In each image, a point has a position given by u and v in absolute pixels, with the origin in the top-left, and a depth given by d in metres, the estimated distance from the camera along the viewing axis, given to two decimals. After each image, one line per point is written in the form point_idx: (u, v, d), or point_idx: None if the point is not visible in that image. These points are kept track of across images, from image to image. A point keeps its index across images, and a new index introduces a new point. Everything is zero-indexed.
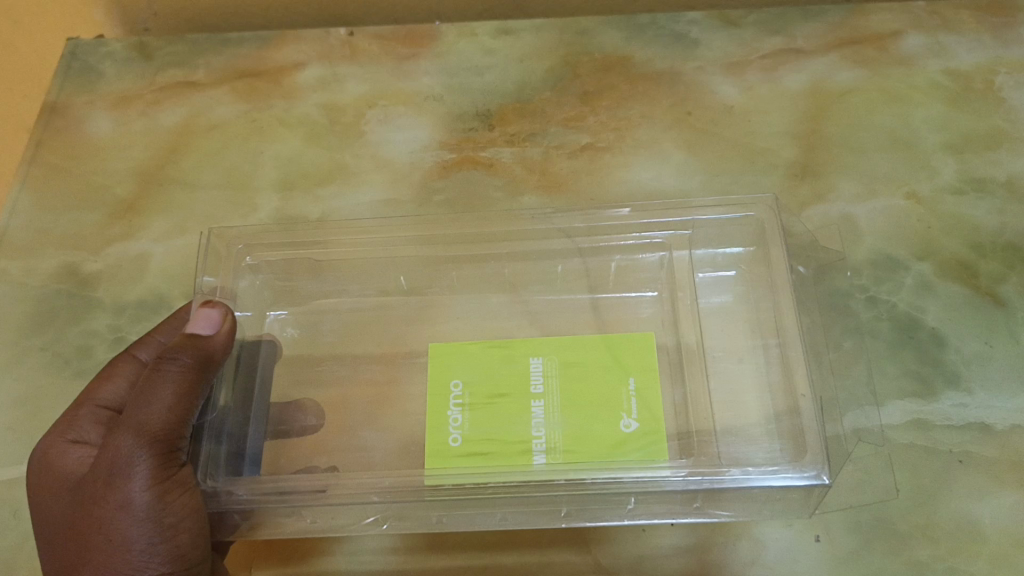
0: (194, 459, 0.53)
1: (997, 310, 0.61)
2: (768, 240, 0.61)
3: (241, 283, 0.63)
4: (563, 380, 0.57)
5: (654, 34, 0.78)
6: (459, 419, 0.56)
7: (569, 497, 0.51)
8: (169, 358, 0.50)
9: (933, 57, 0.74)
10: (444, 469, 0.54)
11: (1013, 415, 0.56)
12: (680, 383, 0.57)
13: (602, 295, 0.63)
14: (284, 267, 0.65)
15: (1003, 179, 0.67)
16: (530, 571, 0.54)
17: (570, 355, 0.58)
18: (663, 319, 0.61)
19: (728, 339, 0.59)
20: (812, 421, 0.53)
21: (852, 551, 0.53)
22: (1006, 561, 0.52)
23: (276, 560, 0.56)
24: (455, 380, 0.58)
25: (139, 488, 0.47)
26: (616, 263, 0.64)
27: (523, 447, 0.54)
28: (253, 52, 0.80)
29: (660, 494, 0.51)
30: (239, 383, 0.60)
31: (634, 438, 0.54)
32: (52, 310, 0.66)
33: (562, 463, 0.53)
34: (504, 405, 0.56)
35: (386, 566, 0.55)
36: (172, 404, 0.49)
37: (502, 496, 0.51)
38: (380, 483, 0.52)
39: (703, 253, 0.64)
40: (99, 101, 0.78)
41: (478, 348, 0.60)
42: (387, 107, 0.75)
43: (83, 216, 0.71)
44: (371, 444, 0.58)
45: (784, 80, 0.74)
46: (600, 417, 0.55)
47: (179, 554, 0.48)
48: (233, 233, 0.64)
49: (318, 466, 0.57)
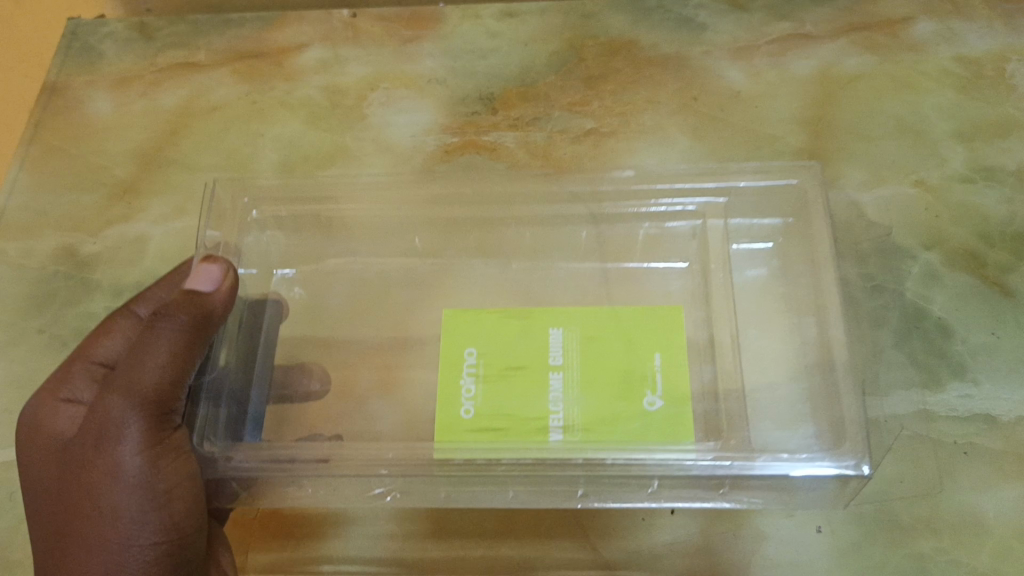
0: (189, 423, 0.52)
1: (1005, 299, 0.60)
2: (812, 212, 0.60)
3: (247, 238, 0.63)
4: (584, 353, 0.56)
5: (660, 18, 0.77)
6: (472, 392, 0.56)
7: (586, 478, 0.51)
8: (164, 316, 0.49)
9: (944, 43, 0.73)
10: (459, 445, 0.54)
11: (1019, 407, 0.56)
12: (709, 360, 0.57)
13: (621, 266, 0.63)
14: (294, 222, 0.65)
15: (1012, 168, 0.66)
16: (530, 563, 0.53)
17: (592, 329, 0.57)
18: (694, 292, 0.60)
19: (763, 318, 0.59)
20: (852, 413, 0.53)
21: (854, 543, 0.52)
22: (1009, 555, 0.51)
23: (275, 543, 0.55)
24: (470, 349, 0.58)
25: (130, 453, 0.47)
26: (644, 232, 0.64)
27: (540, 424, 0.54)
28: (253, 33, 0.79)
29: (686, 479, 0.51)
30: (239, 343, 0.59)
31: (658, 416, 0.54)
32: (50, 291, 0.66)
33: (579, 443, 0.53)
34: (521, 377, 0.56)
35: (385, 553, 0.54)
36: (165, 365, 0.48)
37: (514, 475, 0.51)
38: (386, 455, 0.53)
39: (738, 222, 0.63)
40: (99, 81, 0.77)
41: (493, 317, 0.59)
42: (389, 90, 0.74)
43: (83, 197, 0.70)
44: (377, 413, 0.57)
45: (792, 66, 0.73)
46: (625, 395, 0.54)
47: (173, 522, 0.48)
48: (237, 185, 0.63)
49: (321, 436, 0.57)
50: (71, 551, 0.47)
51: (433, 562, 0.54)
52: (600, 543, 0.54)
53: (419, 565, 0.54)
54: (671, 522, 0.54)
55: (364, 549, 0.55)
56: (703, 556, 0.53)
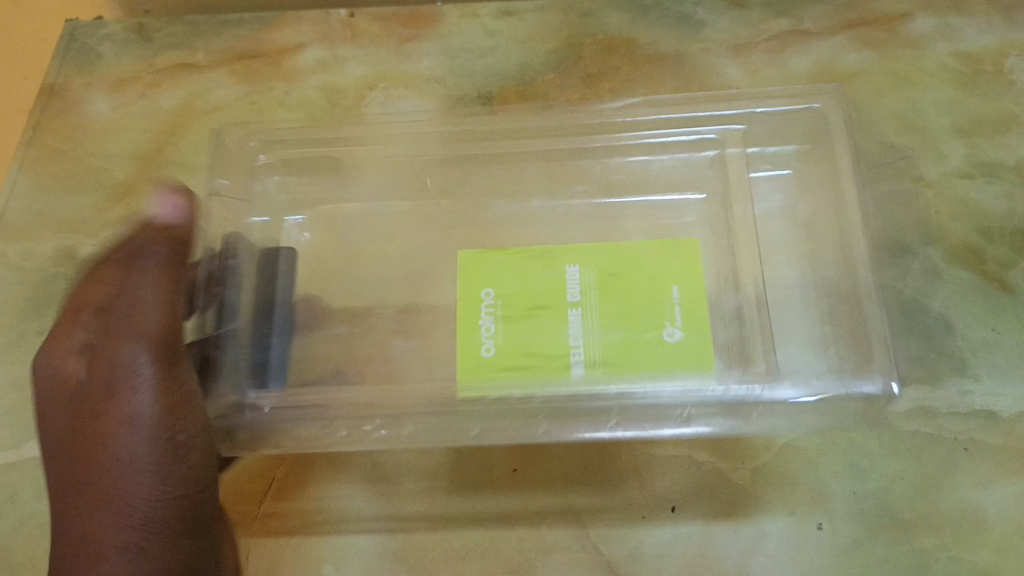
0: (212, 364, 0.55)
1: (1005, 295, 0.60)
2: (835, 138, 0.65)
3: (260, 183, 0.65)
4: (603, 288, 0.58)
5: (659, 15, 0.77)
6: (492, 333, 0.57)
7: (616, 411, 0.53)
8: (141, 254, 0.53)
9: (944, 39, 0.73)
10: (482, 388, 0.55)
11: (1020, 403, 0.56)
12: (731, 289, 0.59)
13: (646, 198, 0.66)
14: (302, 165, 0.67)
15: (1012, 164, 0.66)
16: (528, 560, 0.52)
17: (610, 264, 0.59)
18: (714, 225, 0.64)
19: (783, 245, 0.63)
20: (880, 331, 0.56)
21: (854, 539, 0.52)
22: (1009, 551, 0.51)
23: (277, 535, 0.54)
24: (488, 289, 0.59)
25: (144, 402, 0.48)
26: (661, 165, 0.68)
27: (564, 360, 0.55)
28: (251, 33, 0.78)
29: (709, 405, 0.53)
30: (261, 287, 0.60)
31: (679, 346, 0.55)
32: (50, 293, 0.66)
33: (603, 377, 0.54)
34: (545, 315, 0.57)
35: (388, 539, 0.53)
36: (158, 302, 0.51)
37: (545, 410, 0.54)
38: (419, 404, 0.55)
39: (758, 150, 0.67)
40: (98, 83, 0.77)
41: (512, 256, 0.60)
42: (388, 90, 0.74)
43: (82, 199, 0.70)
44: (398, 355, 0.59)
45: (790, 63, 0.73)
46: (648, 325, 0.56)
47: (190, 471, 0.50)
48: (244, 133, 0.67)
49: (349, 375, 0.58)
50: (90, 508, 0.48)
51: (432, 557, 0.52)
52: (602, 540, 0.52)
53: (413, 558, 0.52)
54: (673, 519, 0.53)
55: (359, 547, 0.53)
56: (701, 553, 0.52)
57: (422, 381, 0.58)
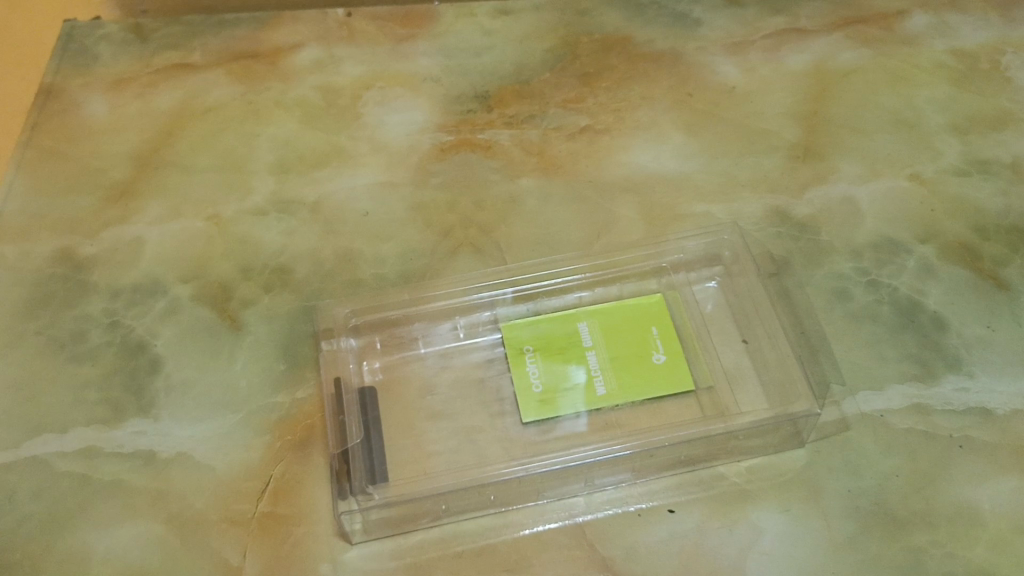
0: (235, 404, 0.57)
1: (1001, 293, 0.60)
2: (826, 183, 0.66)
3: (272, 199, 0.68)
4: (610, 337, 0.58)
5: (655, 13, 0.77)
6: (536, 369, 0.57)
7: (638, 454, 0.54)
8: None
9: (937, 36, 0.75)
10: (543, 412, 0.55)
11: (1014, 400, 0.56)
12: (726, 327, 0.60)
13: (639, 208, 0.66)
14: (312, 163, 0.70)
15: (1008, 161, 0.67)
16: (523, 558, 0.51)
17: (613, 318, 0.59)
18: (704, 249, 0.63)
19: (770, 271, 0.62)
20: (891, 394, 0.56)
21: (850, 536, 0.51)
22: (1006, 547, 0.51)
23: (275, 537, 0.52)
24: (528, 343, 0.58)
25: None
26: (655, 177, 0.67)
27: (593, 391, 0.56)
28: (249, 34, 0.79)
29: (702, 443, 0.54)
30: (286, 315, 0.61)
31: (664, 370, 0.57)
32: (47, 295, 0.63)
33: (621, 400, 0.55)
34: (577, 357, 0.57)
35: (392, 541, 0.52)
36: None
37: (581, 443, 0.54)
38: (455, 424, 0.56)
39: (742, 167, 0.67)
40: (95, 83, 0.76)
41: (548, 324, 0.59)
42: (384, 89, 0.74)
43: (78, 200, 0.68)
44: (405, 366, 0.59)
45: (787, 61, 0.73)
46: (638, 352, 0.57)
47: None
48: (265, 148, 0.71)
49: (371, 390, 0.57)
50: None
51: (431, 558, 0.51)
52: (597, 538, 0.52)
53: (410, 559, 0.51)
54: (668, 519, 0.52)
55: (358, 546, 0.52)
56: (694, 551, 0.51)
57: (421, 376, 0.58)
